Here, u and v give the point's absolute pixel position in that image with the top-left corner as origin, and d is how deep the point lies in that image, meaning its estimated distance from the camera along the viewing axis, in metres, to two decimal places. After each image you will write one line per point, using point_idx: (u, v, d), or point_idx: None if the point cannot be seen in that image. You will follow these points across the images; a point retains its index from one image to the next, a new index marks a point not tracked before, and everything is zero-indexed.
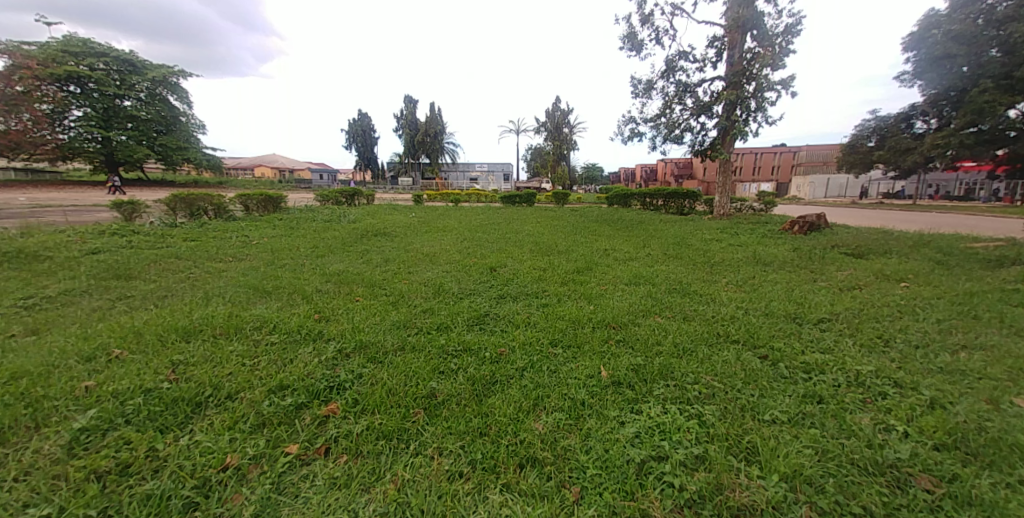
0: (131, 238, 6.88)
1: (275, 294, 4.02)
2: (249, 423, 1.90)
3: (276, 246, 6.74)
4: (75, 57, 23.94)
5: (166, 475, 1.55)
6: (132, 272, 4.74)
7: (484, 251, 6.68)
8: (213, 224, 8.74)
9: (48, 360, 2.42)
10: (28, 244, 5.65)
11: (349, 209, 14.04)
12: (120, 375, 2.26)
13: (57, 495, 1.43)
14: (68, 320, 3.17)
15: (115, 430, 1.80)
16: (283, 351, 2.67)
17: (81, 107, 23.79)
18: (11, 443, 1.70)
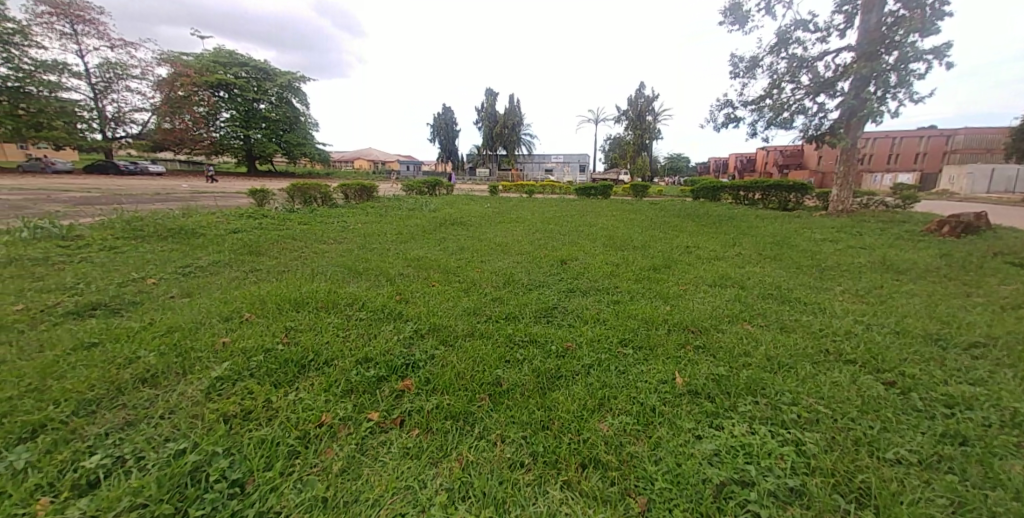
0: (260, 220, 8.06)
1: (365, 274, 4.41)
2: (340, 388, 2.09)
3: (369, 231, 7.36)
4: (223, 67, 28.55)
5: (275, 425, 1.77)
6: (257, 248, 5.56)
7: (555, 243, 6.58)
8: (319, 211, 9.86)
9: (198, 318, 2.94)
10: (189, 223, 6.91)
11: (430, 199, 14.83)
12: (248, 335, 2.65)
13: (194, 431, 1.70)
14: (212, 286, 3.81)
15: (240, 381, 2.11)
16: (369, 327, 2.91)
17: (229, 109, 28.27)
18: (165, 384, 2.07)
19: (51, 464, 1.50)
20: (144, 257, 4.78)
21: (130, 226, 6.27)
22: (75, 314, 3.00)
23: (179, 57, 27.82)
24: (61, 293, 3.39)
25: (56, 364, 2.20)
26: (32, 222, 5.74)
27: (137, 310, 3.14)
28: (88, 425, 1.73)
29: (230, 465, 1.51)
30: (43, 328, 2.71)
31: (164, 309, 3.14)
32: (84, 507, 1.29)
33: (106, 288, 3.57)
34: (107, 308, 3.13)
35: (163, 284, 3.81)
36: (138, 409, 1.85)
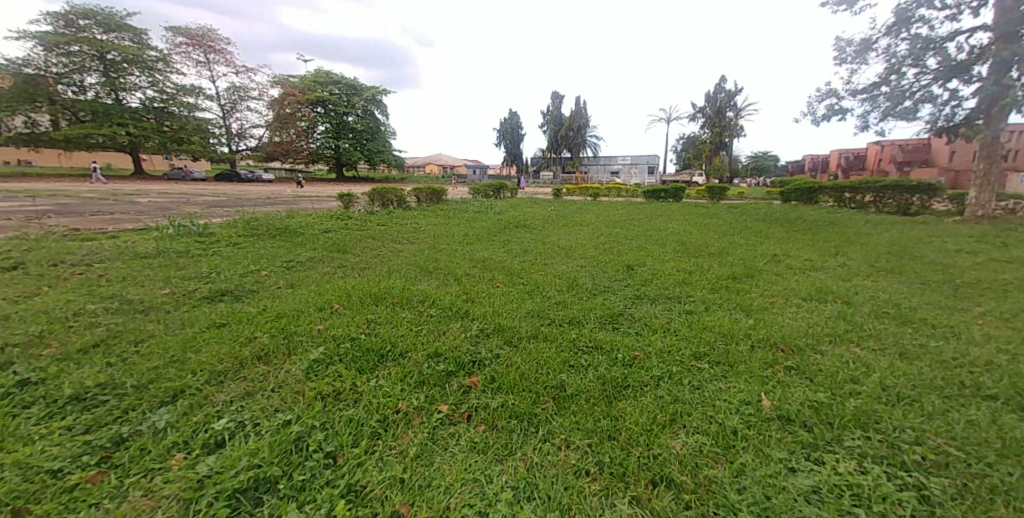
0: (345, 221, 8.92)
1: (435, 273, 4.66)
2: (413, 379, 2.23)
3: (438, 232, 7.77)
4: (321, 85, 32.06)
5: (361, 406, 1.95)
6: (344, 246, 6.16)
7: (622, 248, 6.36)
8: (395, 213, 10.62)
9: (298, 306, 3.35)
10: (290, 223, 7.88)
11: (496, 202, 15.19)
12: (337, 324, 2.96)
13: (295, 406, 1.93)
14: (309, 279, 4.31)
15: (331, 365, 2.35)
16: (439, 323, 3.07)
17: (324, 122, 31.73)
18: (273, 362, 2.39)
19: (189, 424, 1.80)
20: (256, 252, 5.55)
21: (246, 225, 7.32)
22: (208, 298, 3.58)
23: (287, 78, 31.91)
24: (198, 281, 4.07)
25: (194, 339, 2.64)
26: (177, 221, 6.96)
27: (252, 297, 3.65)
28: (215, 394, 2.05)
29: (325, 439, 1.69)
30: (184, 309, 3.28)
31: (272, 298, 3.62)
32: (212, 462, 1.53)
33: (230, 278, 4.21)
34: (230, 295, 3.69)
35: (271, 276, 4.40)
36: (252, 382, 2.16)
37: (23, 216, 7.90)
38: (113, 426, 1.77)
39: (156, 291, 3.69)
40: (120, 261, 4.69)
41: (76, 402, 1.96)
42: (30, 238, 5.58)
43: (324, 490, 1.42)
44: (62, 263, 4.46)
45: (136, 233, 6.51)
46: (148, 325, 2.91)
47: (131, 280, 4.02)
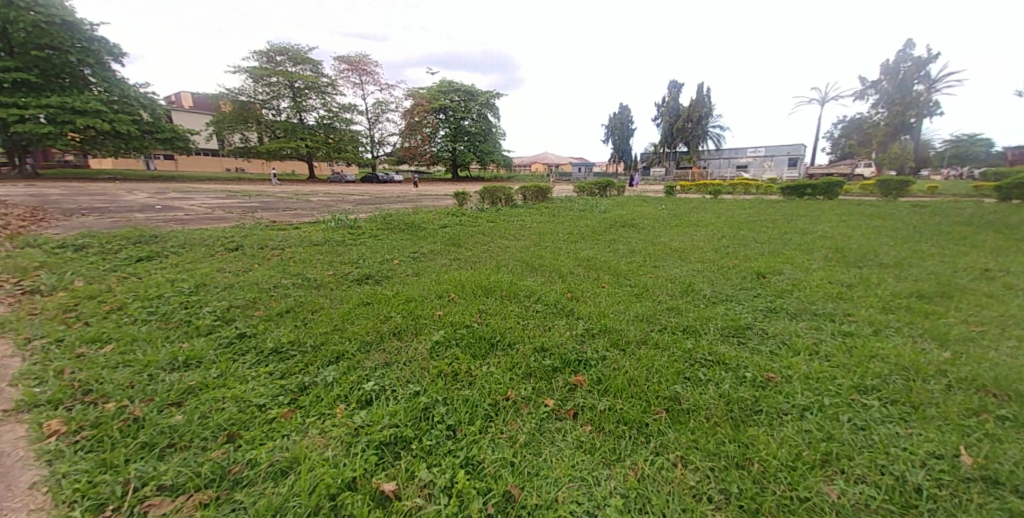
0: (459, 217, 9.66)
1: (540, 270, 4.74)
2: (521, 370, 2.32)
3: (543, 230, 7.88)
4: (445, 94, 35.18)
5: (475, 389, 2.10)
6: (459, 241, 6.68)
7: (749, 253, 5.59)
8: (503, 211, 11.10)
9: (422, 292, 3.76)
10: (414, 219, 8.85)
11: (602, 200, 14.75)
12: (454, 311, 3.24)
13: (423, 379, 2.19)
14: (432, 269, 4.82)
15: (450, 347, 2.59)
16: (544, 319, 3.12)
17: (445, 127, 34.90)
18: (403, 340, 2.73)
19: (344, 382, 2.18)
20: (388, 244, 6.39)
21: (383, 220, 8.49)
22: (356, 280, 4.28)
23: (417, 90, 35.87)
24: (349, 265, 4.90)
25: (347, 314, 3.19)
26: (336, 216, 8.51)
27: (388, 282, 4.25)
28: (363, 360, 2.44)
29: (446, 413, 1.87)
30: (339, 288, 3.98)
31: (402, 283, 4.15)
32: (362, 417, 1.83)
33: (372, 264, 4.97)
34: (371, 279, 4.35)
35: (402, 265, 5.04)
36: (389, 354, 2.51)
37: (237, 211, 10.46)
38: (295, 377, 2.25)
39: (322, 272, 4.57)
40: (299, 246, 5.92)
41: (274, 354, 2.56)
42: (243, 227, 7.40)
43: (446, 458, 1.58)
44: (265, 247, 5.83)
45: (308, 225, 8.14)
46: (316, 298, 3.62)
47: (306, 262, 5.05)
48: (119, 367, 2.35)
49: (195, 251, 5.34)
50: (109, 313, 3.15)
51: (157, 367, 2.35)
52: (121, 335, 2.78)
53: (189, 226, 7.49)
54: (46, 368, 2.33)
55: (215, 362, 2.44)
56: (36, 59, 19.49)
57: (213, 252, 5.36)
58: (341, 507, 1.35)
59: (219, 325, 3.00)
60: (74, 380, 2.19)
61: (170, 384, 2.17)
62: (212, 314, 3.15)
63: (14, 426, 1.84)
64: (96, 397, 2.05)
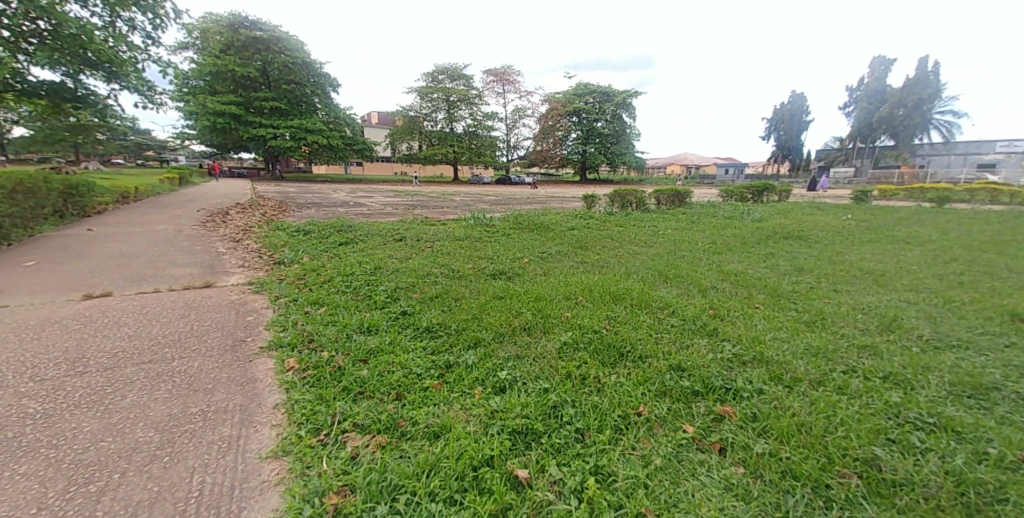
0: (588, 220, 9.57)
1: (676, 281, 4.35)
2: (655, 386, 2.17)
3: (679, 237, 7.24)
4: (581, 96, 35.24)
5: (605, 397, 2.05)
6: (586, 244, 6.63)
7: (989, 285, 4.08)
8: (634, 215, 10.58)
9: (551, 292, 3.86)
10: (543, 220, 9.14)
11: (755, 206, 12.75)
12: (583, 314, 3.23)
13: (556, 376, 2.25)
14: (561, 269, 4.90)
15: (579, 350, 2.59)
16: (682, 335, 2.86)
17: (577, 130, 35.07)
18: (533, 336, 2.84)
19: (483, 367, 2.40)
20: (520, 243, 6.74)
21: (516, 220, 9.00)
22: (492, 275, 4.63)
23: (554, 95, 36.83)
24: (486, 260, 5.34)
25: (485, 305, 3.48)
26: (476, 215, 9.40)
27: (519, 279, 4.48)
28: (499, 349, 2.64)
29: (576, 416, 1.88)
30: (479, 280, 4.38)
31: (533, 281, 4.32)
32: (498, 401, 2.00)
33: (506, 261, 5.33)
34: (505, 274, 4.65)
35: (532, 263, 5.26)
36: (522, 348, 2.65)
37: (399, 208, 12.42)
38: (443, 355, 2.58)
39: (464, 264, 5.10)
40: (446, 240, 6.72)
41: (427, 332, 2.98)
42: (405, 222, 8.75)
43: (577, 461, 1.59)
44: (420, 239, 6.79)
45: (452, 221, 9.18)
46: (460, 288, 4.05)
47: (451, 254, 5.71)
48: (326, 325, 3.07)
49: (372, 239, 6.56)
50: (321, 283, 4.14)
51: (349, 330, 2.98)
52: (327, 300, 3.62)
53: (367, 219, 9.24)
54: (287, 319, 3.21)
55: (386, 331, 2.98)
56: (288, 93, 27.01)
57: (384, 241, 6.51)
58: (481, 480, 1.49)
59: (388, 302, 3.63)
60: (300, 332, 2.96)
61: (357, 345, 2.73)
62: (384, 292, 3.84)
63: (267, 359, 2.57)
64: (312, 346, 2.72)
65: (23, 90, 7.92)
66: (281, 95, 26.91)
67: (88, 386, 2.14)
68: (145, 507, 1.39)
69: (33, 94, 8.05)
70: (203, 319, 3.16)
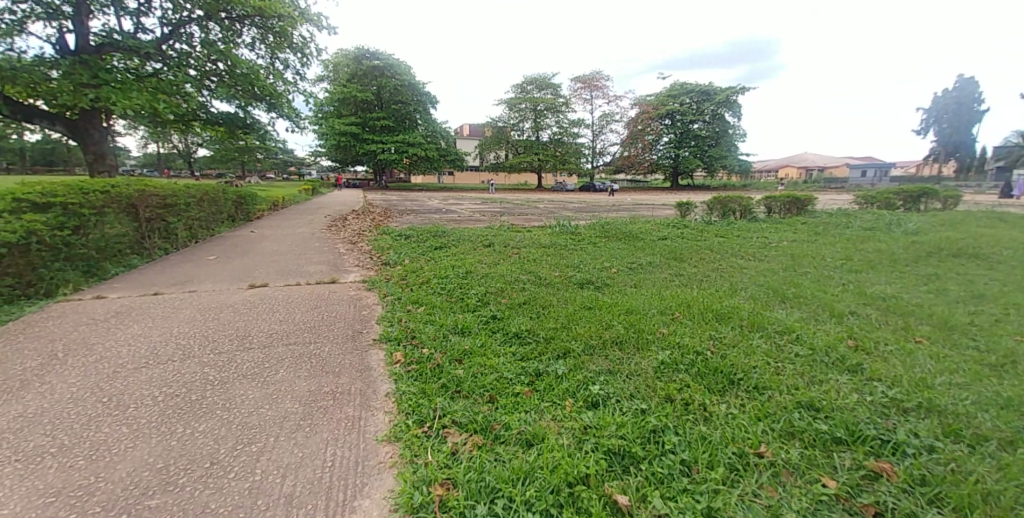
0: (683, 230, 8.89)
1: (797, 302, 3.78)
2: (779, 425, 1.89)
3: (798, 251, 6.30)
4: (676, 97, 33.06)
5: (717, 430, 1.84)
6: (683, 255, 6.14)
7: None
8: (739, 224, 9.53)
9: (646, 305, 3.64)
10: (633, 228, 8.75)
11: (904, 216, 10.50)
12: (684, 332, 2.98)
13: (655, 398, 2.10)
14: (654, 282, 4.59)
15: (680, 372, 2.39)
16: (809, 367, 2.46)
17: (669, 134, 33.03)
18: (628, 351, 2.71)
19: (575, 378, 2.35)
20: (609, 251, 6.52)
21: (602, 228, 8.73)
22: (579, 284, 4.54)
23: (646, 98, 35.20)
24: (572, 268, 5.28)
25: (574, 315, 3.42)
26: (560, 222, 9.36)
27: (608, 289, 4.32)
28: (590, 362, 2.56)
29: (681, 446, 1.72)
30: (566, 289, 4.33)
31: (623, 293, 4.12)
32: (591, 417, 1.93)
33: (593, 270, 5.18)
34: (593, 284, 4.52)
35: (621, 274, 5.03)
36: (614, 362, 2.53)
37: (488, 215, 12.94)
38: (533, 362, 2.59)
39: (550, 272, 5.09)
40: (532, 247, 6.79)
41: (517, 337, 3.03)
42: (494, 229, 9.08)
43: (684, 497, 1.45)
44: (508, 246, 6.97)
45: (537, 229, 9.27)
46: (547, 295, 4.06)
47: (537, 261, 5.76)
48: (425, 324, 3.31)
49: (463, 245, 6.94)
50: (420, 284, 4.50)
51: (445, 330, 3.17)
52: (425, 301, 3.91)
53: (458, 226, 9.80)
54: (394, 315, 3.54)
55: (478, 334, 3.10)
56: (395, 112, 30.44)
57: (474, 247, 6.83)
58: (578, 499, 1.45)
59: (479, 305, 3.79)
60: (403, 328, 3.24)
61: (453, 344, 2.90)
62: (475, 296, 4.02)
63: (380, 351, 2.87)
64: (415, 342, 2.96)
65: (207, 119, 9.99)
66: (390, 114, 30.34)
67: (250, 360, 2.61)
68: (292, 470, 1.64)
69: (214, 122, 10.12)
70: (329, 310, 3.66)
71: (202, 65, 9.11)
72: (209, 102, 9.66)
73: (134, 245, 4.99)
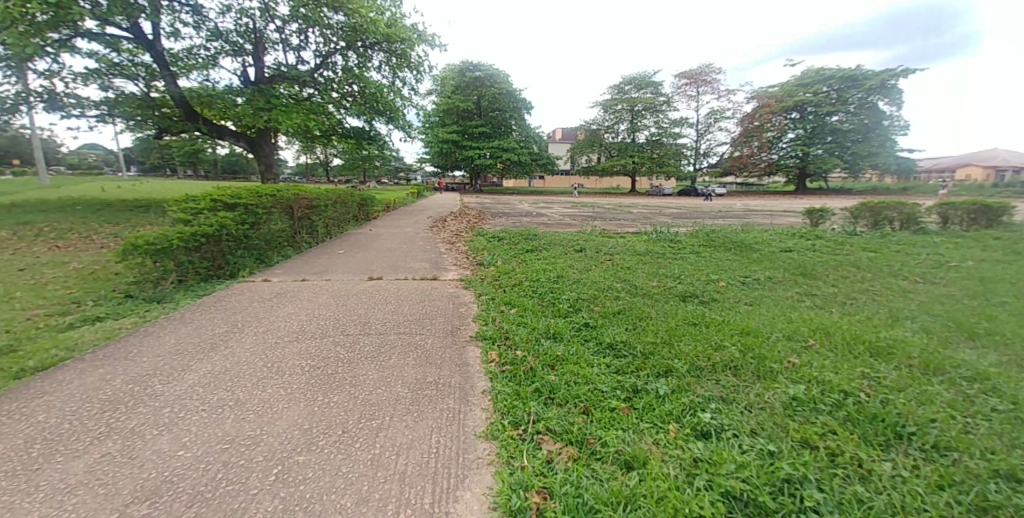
0: (815, 241, 7.61)
1: (991, 342, 2.92)
2: (970, 498, 1.47)
3: (988, 275, 4.90)
4: (807, 87, 28.62)
5: (876, 493, 1.50)
6: (814, 271, 5.24)
7: None
8: (895, 237, 7.79)
9: (767, 327, 3.18)
10: (749, 238, 7.78)
11: None
12: (819, 365, 2.53)
13: (781, 439, 1.82)
14: (774, 301, 4.00)
15: (818, 413, 2.02)
16: (1015, 429, 1.88)
17: (796, 129, 28.71)
18: (745, 379, 2.40)
19: (679, 401, 2.16)
20: (718, 263, 5.88)
21: (707, 236, 7.94)
22: (681, 297, 4.17)
23: (769, 89, 31.16)
24: (673, 279, 4.88)
25: (676, 330, 3.15)
26: (658, 229, 8.77)
27: (716, 305, 3.89)
28: (697, 385, 2.32)
29: (824, 503, 1.44)
30: (666, 301, 4.01)
31: (736, 310, 3.67)
32: (702, 449, 1.75)
33: (697, 282, 4.71)
34: (698, 298, 4.11)
35: (732, 289, 4.48)
36: (727, 389, 2.26)
37: (582, 219, 12.72)
38: (629, 377, 2.44)
39: (648, 281, 4.78)
40: (626, 254, 6.47)
41: (611, 348, 2.90)
42: (588, 234, 8.87)
43: None
44: (601, 251, 6.75)
45: (631, 234, 8.83)
46: (644, 306, 3.81)
47: (632, 269, 5.46)
48: (518, 326, 3.37)
49: (555, 249, 6.92)
50: (513, 286, 4.60)
51: (537, 333, 3.19)
52: (517, 302, 3.99)
53: (549, 229, 9.83)
54: (489, 315, 3.68)
55: (570, 341, 3.04)
56: (492, 119, 31.89)
57: (565, 251, 6.76)
58: None
59: (571, 311, 3.72)
60: (497, 328, 3.35)
61: (546, 349, 2.89)
62: (567, 301, 3.96)
63: (476, 348, 3.00)
64: (510, 344, 3.02)
65: (342, 133, 11.67)
66: (488, 121, 31.88)
67: (368, 344, 2.95)
68: (404, 451, 1.79)
69: (347, 136, 11.78)
70: (432, 305, 3.95)
71: (342, 88, 10.69)
72: (344, 119, 11.28)
73: (289, 239, 6.02)
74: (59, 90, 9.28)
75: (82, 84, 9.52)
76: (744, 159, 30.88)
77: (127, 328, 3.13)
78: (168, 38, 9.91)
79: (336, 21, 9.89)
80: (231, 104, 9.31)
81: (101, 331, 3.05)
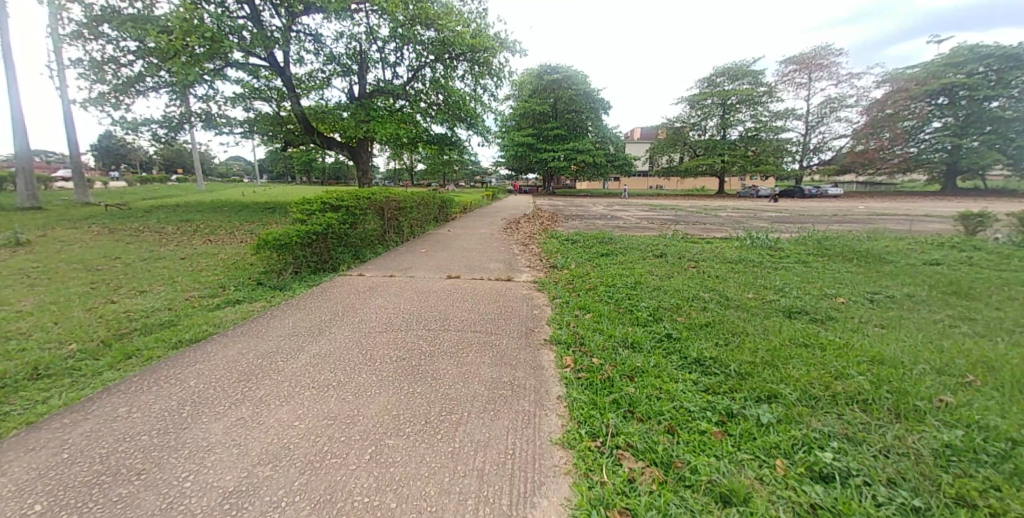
0: (971, 254, 6.20)
1: None
2: None
3: None
4: (957, 67, 23.67)
5: None
6: (969, 291, 4.25)
7: None
8: None
9: (903, 356, 2.64)
10: (876, 247, 6.60)
11: None
12: (981, 406, 2.04)
13: (928, 493, 1.48)
14: (910, 324, 3.31)
15: (980, 464, 1.62)
16: None
17: (943, 117, 23.96)
18: (876, 416, 2.00)
19: (787, 433, 1.87)
20: (833, 275, 5.08)
21: (818, 244, 6.93)
22: (785, 312, 3.66)
23: (902, 72, 26.36)
24: (773, 292, 4.32)
25: (779, 350, 2.76)
26: (754, 234, 7.88)
27: (832, 325, 3.35)
28: (810, 417, 2.01)
29: None
30: (765, 316, 3.55)
31: (858, 333, 3.10)
32: (821, 494, 1.50)
33: (805, 297, 4.10)
34: (808, 315, 3.58)
35: (852, 307, 3.82)
36: (851, 426, 1.92)
37: (664, 222, 12.00)
38: (722, 399, 2.19)
39: (742, 293, 4.28)
40: (715, 262, 5.89)
41: (698, 365, 2.63)
42: (673, 238, 8.28)
43: None
44: (684, 257, 6.26)
45: (721, 240, 8.06)
46: (738, 320, 3.42)
47: (722, 278, 4.96)
48: (593, 332, 3.24)
49: (633, 253, 6.58)
50: (588, 290, 4.46)
51: (614, 341, 3.03)
52: (592, 308, 3.84)
53: (626, 233, 9.38)
54: (563, 319, 3.59)
55: (650, 352, 2.84)
56: (569, 120, 31.57)
57: (644, 257, 6.37)
58: None
59: (651, 320, 3.48)
60: (572, 333, 3.25)
61: (625, 358, 2.73)
62: (647, 310, 3.72)
63: (551, 352, 2.94)
64: (586, 350, 2.91)
65: (427, 140, 12.46)
66: (564, 123, 31.63)
67: (447, 340, 3.07)
68: (481, 448, 1.80)
69: (431, 143, 12.54)
70: (505, 306, 3.99)
71: (428, 98, 11.42)
72: (430, 127, 12.03)
73: (379, 238, 6.55)
74: (213, 112, 11.25)
75: (230, 106, 11.42)
76: (868, 153, 26.57)
77: (258, 310, 3.67)
78: (295, 65, 11.50)
79: (427, 37, 10.60)
80: (337, 118, 10.47)
81: (238, 312, 3.61)
